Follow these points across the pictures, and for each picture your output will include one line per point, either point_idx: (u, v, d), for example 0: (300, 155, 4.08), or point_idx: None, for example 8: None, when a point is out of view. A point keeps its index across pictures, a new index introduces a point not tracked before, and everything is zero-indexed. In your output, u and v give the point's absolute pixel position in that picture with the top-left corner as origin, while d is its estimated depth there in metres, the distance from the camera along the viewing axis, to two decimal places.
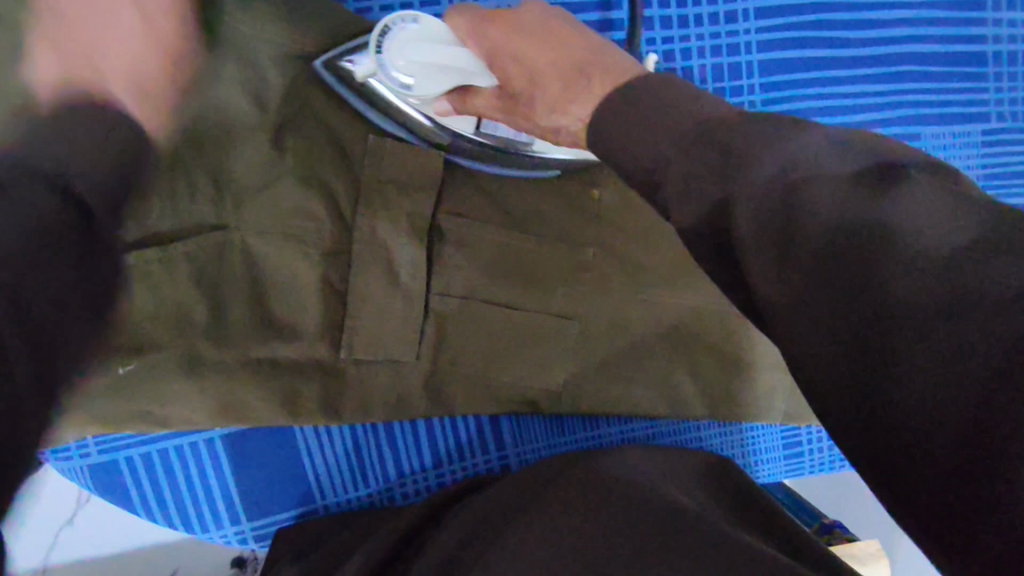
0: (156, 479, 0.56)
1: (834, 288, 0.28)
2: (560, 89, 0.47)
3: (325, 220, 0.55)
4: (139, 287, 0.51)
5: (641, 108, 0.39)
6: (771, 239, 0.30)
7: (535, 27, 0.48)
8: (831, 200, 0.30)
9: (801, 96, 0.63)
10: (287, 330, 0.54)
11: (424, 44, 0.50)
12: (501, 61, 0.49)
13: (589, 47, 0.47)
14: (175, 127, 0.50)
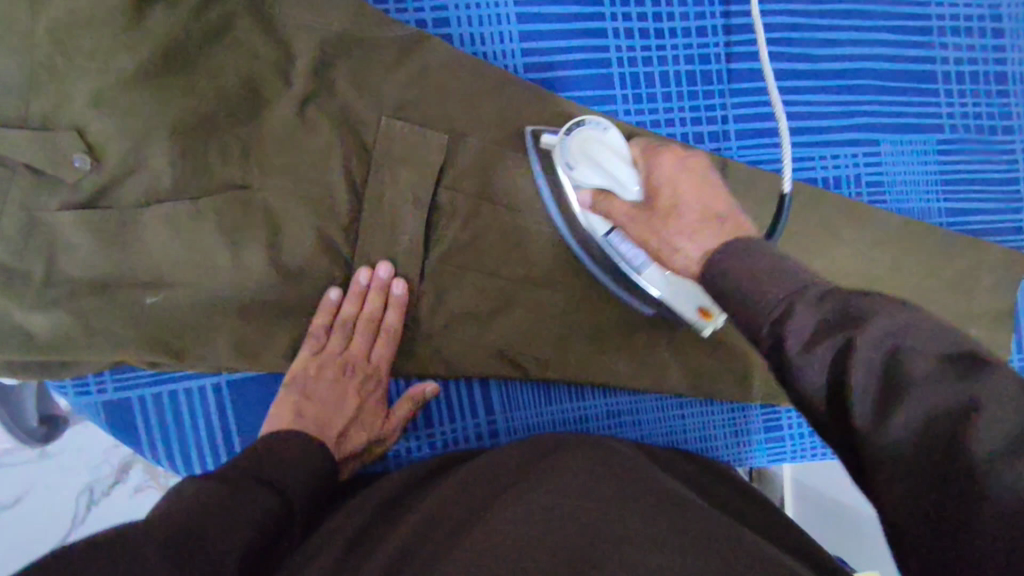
0: (162, 418, 0.61)
1: (917, 454, 0.32)
2: (689, 223, 0.52)
3: (338, 185, 0.60)
4: (170, 230, 0.57)
5: (752, 261, 0.41)
6: (864, 398, 0.34)
7: (694, 176, 0.55)
8: (926, 377, 0.33)
9: (768, 101, 0.71)
10: (296, 281, 0.60)
11: (601, 141, 0.57)
12: (660, 189, 0.55)
13: (728, 203, 0.53)
14: (213, 94, 0.57)
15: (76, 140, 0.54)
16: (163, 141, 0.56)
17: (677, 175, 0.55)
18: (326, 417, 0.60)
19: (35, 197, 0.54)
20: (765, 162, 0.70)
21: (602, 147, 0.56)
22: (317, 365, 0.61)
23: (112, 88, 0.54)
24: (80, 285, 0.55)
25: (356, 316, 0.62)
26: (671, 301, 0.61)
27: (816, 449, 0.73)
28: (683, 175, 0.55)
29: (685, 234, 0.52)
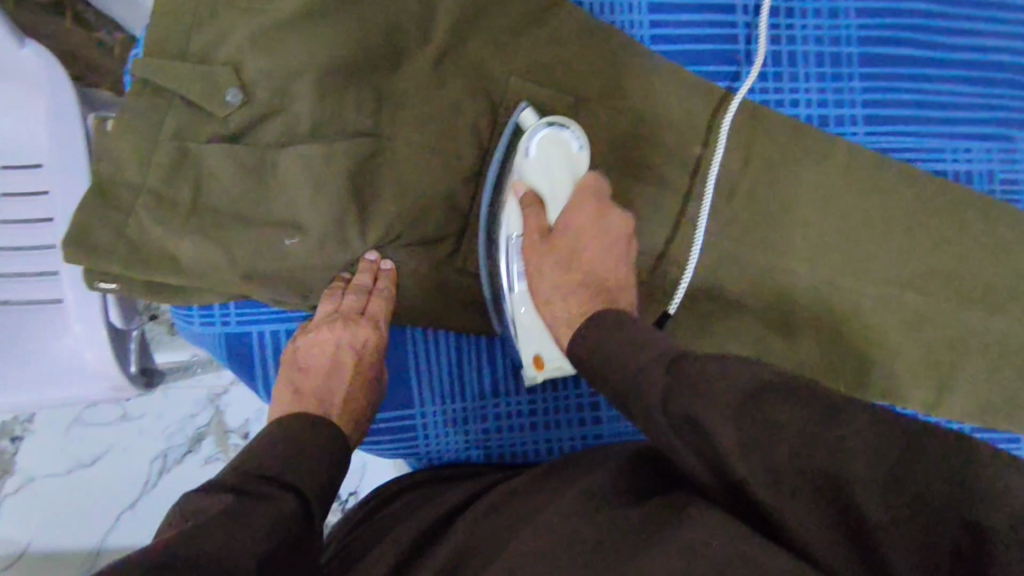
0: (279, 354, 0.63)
1: (814, 484, 0.37)
2: (566, 277, 0.53)
3: (465, 141, 0.62)
4: (305, 171, 0.58)
5: (618, 337, 0.46)
6: (752, 446, 0.38)
7: (615, 239, 0.55)
8: (786, 413, 0.38)
9: (898, 89, 0.70)
10: (418, 232, 0.61)
11: (563, 154, 0.59)
12: (585, 242, 0.54)
13: (624, 267, 0.55)
14: (359, 43, 0.59)
15: (232, 77, 0.57)
16: (309, 85, 0.59)
17: (600, 229, 0.55)
18: (330, 385, 0.57)
19: (187, 131, 0.58)
20: (891, 151, 0.69)
21: (554, 165, 0.59)
22: (320, 337, 0.59)
23: (269, 30, 0.58)
24: (219, 215, 0.57)
25: (360, 291, 0.58)
26: (518, 343, 0.60)
27: None
28: (612, 237, 0.55)
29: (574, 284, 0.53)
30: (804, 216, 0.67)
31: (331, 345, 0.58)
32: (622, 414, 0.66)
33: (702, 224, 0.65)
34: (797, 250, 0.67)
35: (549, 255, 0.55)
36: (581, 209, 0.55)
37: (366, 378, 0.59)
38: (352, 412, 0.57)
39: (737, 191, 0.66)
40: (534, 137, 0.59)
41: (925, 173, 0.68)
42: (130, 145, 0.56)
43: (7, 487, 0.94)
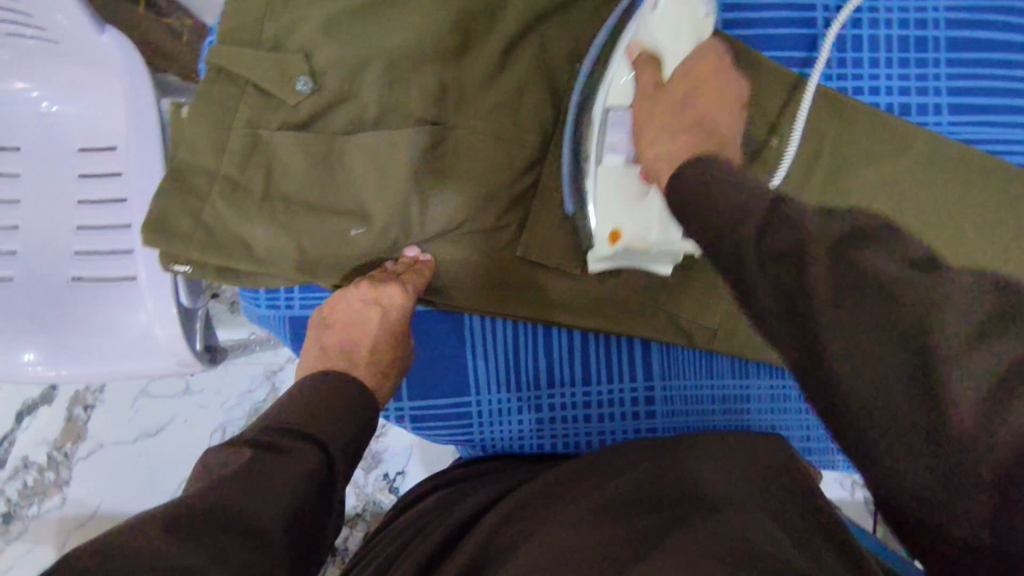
0: None
1: (886, 352, 0.30)
2: (676, 114, 0.48)
3: (529, 129, 0.61)
4: (371, 158, 0.59)
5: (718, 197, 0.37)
6: (840, 297, 0.31)
7: (725, 98, 0.50)
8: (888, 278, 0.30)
9: (988, 76, 0.66)
10: (479, 219, 0.61)
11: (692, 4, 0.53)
12: (702, 70, 0.50)
13: (733, 120, 0.49)
14: (426, 30, 0.59)
15: (302, 65, 0.58)
16: (376, 73, 0.59)
17: (715, 95, 0.49)
18: (351, 337, 0.57)
19: (259, 118, 0.58)
20: (977, 142, 0.65)
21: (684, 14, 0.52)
22: (349, 297, 0.58)
23: (340, 19, 0.58)
24: (288, 201, 0.58)
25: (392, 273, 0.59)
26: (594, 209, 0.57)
27: None
28: (726, 90, 0.50)
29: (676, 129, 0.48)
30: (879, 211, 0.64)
31: (358, 304, 0.58)
32: (676, 410, 0.66)
33: (798, 128, 0.59)
34: None
35: (657, 102, 0.50)
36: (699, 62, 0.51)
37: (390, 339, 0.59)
38: (372, 367, 0.57)
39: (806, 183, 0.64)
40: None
41: (1014, 166, 0.64)
42: (204, 132, 0.57)
43: (79, 451, 0.99)
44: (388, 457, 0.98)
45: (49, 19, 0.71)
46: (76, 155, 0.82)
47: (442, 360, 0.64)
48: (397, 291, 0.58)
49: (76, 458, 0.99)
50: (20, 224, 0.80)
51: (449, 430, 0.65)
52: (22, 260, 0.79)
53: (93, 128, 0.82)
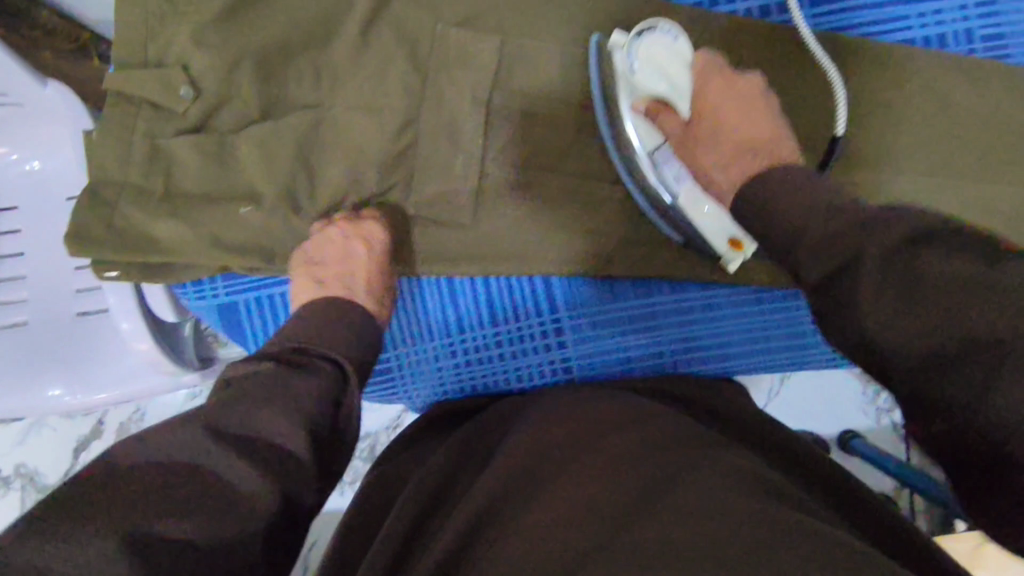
0: (264, 317, 0.69)
1: (923, 330, 0.37)
2: (729, 149, 0.59)
3: (400, 96, 0.65)
4: (257, 149, 0.64)
5: (788, 189, 0.48)
6: (888, 302, 0.38)
7: (748, 99, 0.61)
8: (933, 260, 0.38)
9: None
10: (365, 186, 0.66)
11: (672, 56, 0.60)
12: (720, 109, 0.61)
13: (776, 123, 0.60)
14: (291, 25, 0.64)
15: (182, 74, 0.64)
16: (251, 70, 0.65)
17: (747, 103, 0.61)
18: (343, 268, 0.60)
19: (156, 128, 0.65)
20: (849, 29, 0.64)
21: (671, 65, 0.60)
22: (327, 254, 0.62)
23: (210, 27, 0.64)
24: (189, 198, 0.65)
25: (347, 223, 0.63)
26: (703, 228, 0.60)
27: None
28: (755, 103, 0.61)
29: (735, 145, 0.59)
30: None
31: (345, 250, 0.61)
32: (586, 336, 0.70)
33: (833, 78, 0.59)
34: None
35: (698, 143, 0.62)
36: (710, 85, 0.62)
37: (374, 258, 0.62)
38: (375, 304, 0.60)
39: None
40: (631, 56, 0.60)
41: (890, 44, 0.63)
42: (111, 150, 0.64)
43: None
44: None
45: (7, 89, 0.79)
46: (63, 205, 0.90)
47: None
48: (374, 224, 0.64)
49: None
50: (27, 274, 0.90)
51: (375, 386, 0.70)
52: (32, 304, 0.89)
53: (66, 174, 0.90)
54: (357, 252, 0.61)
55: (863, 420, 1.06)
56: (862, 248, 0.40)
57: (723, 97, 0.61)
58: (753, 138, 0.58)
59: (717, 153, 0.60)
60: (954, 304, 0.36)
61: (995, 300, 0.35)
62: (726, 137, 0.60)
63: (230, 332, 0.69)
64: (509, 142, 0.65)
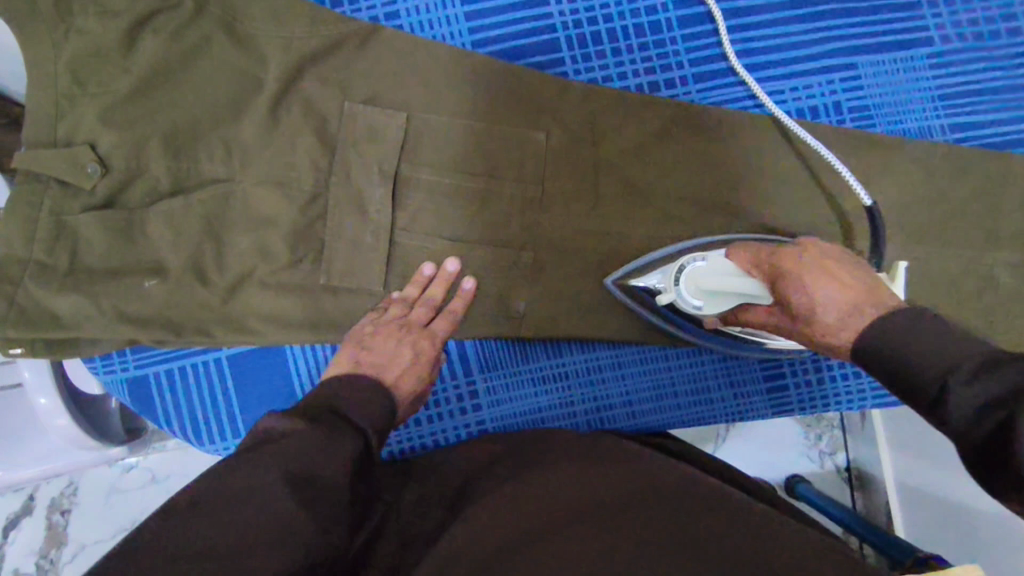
0: (175, 392, 0.69)
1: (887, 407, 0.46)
2: (836, 317, 0.53)
3: (310, 170, 0.67)
4: (167, 224, 0.66)
5: (893, 335, 0.47)
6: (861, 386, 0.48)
7: (822, 260, 0.56)
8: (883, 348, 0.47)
9: (723, 40, 0.70)
10: (275, 257, 0.66)
11: (719, 278, 0.61)
12: (795, 282, 0.56)
13: (860, 274, 0.54)
14: (200, 104, 0.66)
15: (90, 153, 0.65)
16: (160, 148, 0.66)
17: (819, 262, 0.56)
18: (384, 366, 0.62)
19: (63, 205, 0.65)
20: (727, 102, 0.70)
21: (721, 285, 0.60)
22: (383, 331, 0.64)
23: (117, 107, 0.65)
24: (96, 273, 0.65)
25: (416, 293, 0.67)
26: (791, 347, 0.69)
27: (819, 394, 0.74)
28: (828, 261, 0.56)
29: (833, 307, 0.53)
30: (649, 182, 0.69)
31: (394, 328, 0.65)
32: (500, 399, 0.72)
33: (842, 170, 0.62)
34: (646, 217, 0.70)
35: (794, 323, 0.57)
36: (778, 262, 0.58)
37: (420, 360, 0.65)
38: (400, 391, 0.62)
39: (578, 168, 0.69)
40: (688, 287, 0.63)
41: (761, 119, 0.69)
42: (16, 228, 0.64)
43: (63, 557, 0.98)
44: None
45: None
46: None
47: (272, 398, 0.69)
48: (443, 285, 0.67)
49: (61, 563, 0.97)
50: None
51: None
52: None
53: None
54: (409, 355, 0.64)
55: (805, 463, 1.06)
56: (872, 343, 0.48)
57: (798, 264, 0.56)
58: (846, 298, 0.52)
59: (813, 325, 0.54)
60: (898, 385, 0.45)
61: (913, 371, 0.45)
62: (816, 295, 0.54)
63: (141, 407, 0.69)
64: (417, 212, 0.68)
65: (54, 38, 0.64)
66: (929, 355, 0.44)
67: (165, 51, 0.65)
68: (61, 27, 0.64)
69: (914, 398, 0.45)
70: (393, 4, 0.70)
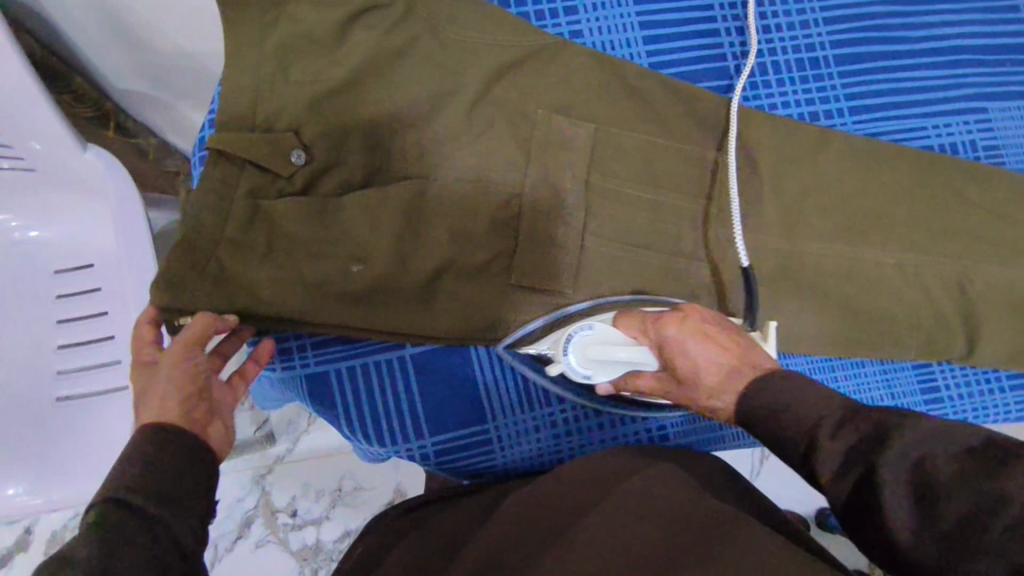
0: (360, 390, 0.68)
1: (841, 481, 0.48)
2: (717, 380, 0.60)
3: (505, 171, 0.68)
4: (367, 214, 0.65)
5: (786, 392, 0.54)
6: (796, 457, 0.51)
7: (701, 325, 0.62)
8: (798, 410, 0.52)
9: (875, 79, 0.77)
10: (468, 256, 0.67)
11: (607, 347, 0.63)
12: (674, 350, 0.62)
13: (733, 339, 0.62)
14: (403, 100, 0.67)
15: (296, 140, 0.65)
16: (361, 140, 0.67)
17: (698, 329, 0.62)
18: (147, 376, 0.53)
19: (260, 189, 0.64)
20: (880, 133, 0.77)
21: (610, 354, 0.63)
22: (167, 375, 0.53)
23: (324, 97, 0.65)
24: (291, 259, 0.63)
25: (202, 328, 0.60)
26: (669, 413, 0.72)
27: (974, 407, 0.76)
28: (706, 326, 0.62)
29: (712, 372, 0.60)
30: (819, 200, 0.73)
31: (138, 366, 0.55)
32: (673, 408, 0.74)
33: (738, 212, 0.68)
34: (814, 231, 0.73)
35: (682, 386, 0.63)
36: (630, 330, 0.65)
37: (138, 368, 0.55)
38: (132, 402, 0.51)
39: (754, 185, 0.73)
40: (577, 360, 0.64)
41: (914, 150, 0.76)
42: (212, 210, 0.62)
43: None
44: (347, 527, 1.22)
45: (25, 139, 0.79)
46: (52, 276, 0.93)
47: (456, 395, 0.70)
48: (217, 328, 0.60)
49: None
50: None
51: (472, 456, 0.71)
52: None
53: (77, 244, 0.94)
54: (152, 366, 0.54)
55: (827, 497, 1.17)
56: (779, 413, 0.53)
57: (680, 330, 0.62)
58: (725, 363, 0.60)
59: (696, 386, 0.62)
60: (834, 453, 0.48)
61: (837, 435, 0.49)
62: (699, 358, 0.61)
63: (321, 404, 0.68)
64: (601, 219, 0.70)
65: (265, 22, 0.64)
66: (794, 410, 0.52)
67: (378, 47, 0.66)
68: (274, 13, 0.64)
69: (787, 450, 0.52)
70: (578, 23, 0.75)
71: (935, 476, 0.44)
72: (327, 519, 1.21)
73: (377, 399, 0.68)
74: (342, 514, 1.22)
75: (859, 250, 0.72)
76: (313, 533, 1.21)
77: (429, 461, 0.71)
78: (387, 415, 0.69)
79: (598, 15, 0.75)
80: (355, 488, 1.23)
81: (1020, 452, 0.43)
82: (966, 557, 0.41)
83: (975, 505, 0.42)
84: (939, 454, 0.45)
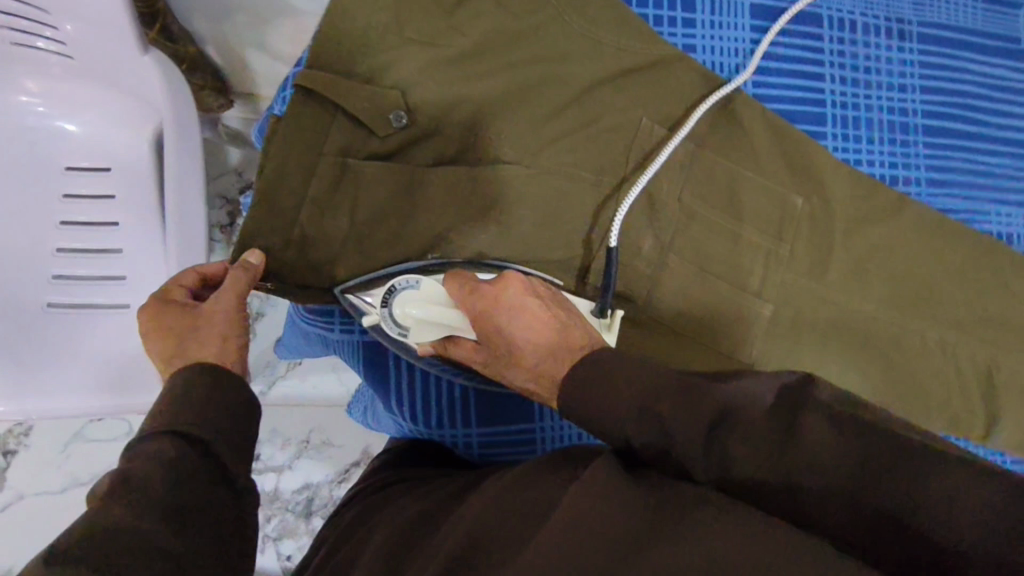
0: (413, 368, 0.68)
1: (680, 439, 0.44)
2: (535, 363, 0.55)
3: (596, 175, 0.67)
4: (447, 191, 0.64)
5: (595, 381, 0.49)
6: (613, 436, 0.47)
7: (520, 295, 0.56)
8: (606, 395, 0.48)
9: (954, 156, 0.79)
10: (549, 250, 0.67)
11: (425, 306, 0.58)
12: (486, 329, 0.56)
13: (556, 313, 0.56)
14: (515, 79, 0.64)
15: (399, 99, 0.61)
16: (468, 112, 0.63)
17: (514, 298, 0.56)
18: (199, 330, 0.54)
19: (352, 146, 0.61)
20: (950, 211, 0.79)
21: (427, 313, 0.57)
22: (200, 336, 0.53)
23: (439, 60, 0.62)
24: (364, 221, 0.63)
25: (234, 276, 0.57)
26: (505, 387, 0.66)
27: None
28: (526, 295, 0.56)
29: (528, 352, 0.55)
30: (881, 263, 0.74)
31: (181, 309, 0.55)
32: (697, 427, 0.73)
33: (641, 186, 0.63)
34: (874, 290, 0.74)
35: (500, 362, 0.58)
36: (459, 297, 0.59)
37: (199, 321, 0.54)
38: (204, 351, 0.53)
39: (831, 233, 0.73)
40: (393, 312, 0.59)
41: (978, 232, 0.78)
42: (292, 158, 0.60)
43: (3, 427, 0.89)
44: (309, 480, 1.17)
45: (61, 19, 0.74)
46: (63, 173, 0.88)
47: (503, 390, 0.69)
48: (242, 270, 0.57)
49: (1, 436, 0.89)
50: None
51: (512, 453, 0.70)
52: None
53: None
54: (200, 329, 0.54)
55: None
56: (592, 401, 0.49)
57: (494, 304, 0.56)
58: (545, 341, 0.55)
59: (516, 364, 0.57)
60: (637, 433, 0.46)
61: (630, 414, 0.47)
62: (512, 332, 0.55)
63: (373, 376, 0.68)
64: (679, 240, 0.70)
65: None
66: (604, 405, 0.48)
67: (500, 23, 0.64)
68: None
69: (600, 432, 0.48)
70: (693, 37, 0.73)
71: (737, 443, 0.44)
72: (289, 468, 1.17)
73: (421, 377, 0.69)
74: (306, 467, 1.17)
75: (908, 316, 0.75)
76: (274, 480, 1.16)
77: (471, 452, 0.70)
78: (434, 398, 0.69)
79: (714, 33, 0.74)
80: (322, 443, 1.18)
81: (799, 415, 0.46)
82: (829, 466, 0.42)
83: (843, 454, 0.43)
84: (748, 425, 0.45)
